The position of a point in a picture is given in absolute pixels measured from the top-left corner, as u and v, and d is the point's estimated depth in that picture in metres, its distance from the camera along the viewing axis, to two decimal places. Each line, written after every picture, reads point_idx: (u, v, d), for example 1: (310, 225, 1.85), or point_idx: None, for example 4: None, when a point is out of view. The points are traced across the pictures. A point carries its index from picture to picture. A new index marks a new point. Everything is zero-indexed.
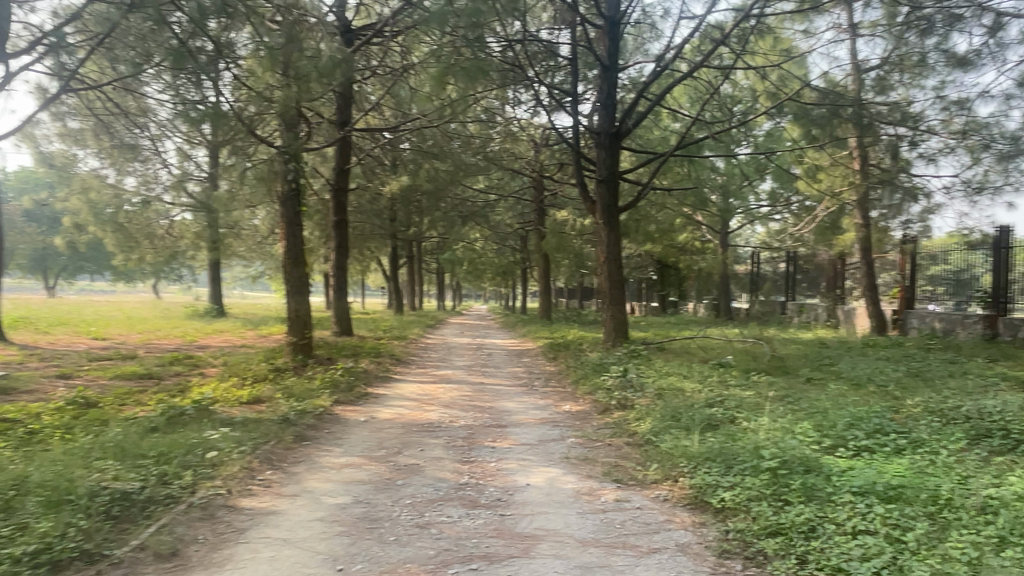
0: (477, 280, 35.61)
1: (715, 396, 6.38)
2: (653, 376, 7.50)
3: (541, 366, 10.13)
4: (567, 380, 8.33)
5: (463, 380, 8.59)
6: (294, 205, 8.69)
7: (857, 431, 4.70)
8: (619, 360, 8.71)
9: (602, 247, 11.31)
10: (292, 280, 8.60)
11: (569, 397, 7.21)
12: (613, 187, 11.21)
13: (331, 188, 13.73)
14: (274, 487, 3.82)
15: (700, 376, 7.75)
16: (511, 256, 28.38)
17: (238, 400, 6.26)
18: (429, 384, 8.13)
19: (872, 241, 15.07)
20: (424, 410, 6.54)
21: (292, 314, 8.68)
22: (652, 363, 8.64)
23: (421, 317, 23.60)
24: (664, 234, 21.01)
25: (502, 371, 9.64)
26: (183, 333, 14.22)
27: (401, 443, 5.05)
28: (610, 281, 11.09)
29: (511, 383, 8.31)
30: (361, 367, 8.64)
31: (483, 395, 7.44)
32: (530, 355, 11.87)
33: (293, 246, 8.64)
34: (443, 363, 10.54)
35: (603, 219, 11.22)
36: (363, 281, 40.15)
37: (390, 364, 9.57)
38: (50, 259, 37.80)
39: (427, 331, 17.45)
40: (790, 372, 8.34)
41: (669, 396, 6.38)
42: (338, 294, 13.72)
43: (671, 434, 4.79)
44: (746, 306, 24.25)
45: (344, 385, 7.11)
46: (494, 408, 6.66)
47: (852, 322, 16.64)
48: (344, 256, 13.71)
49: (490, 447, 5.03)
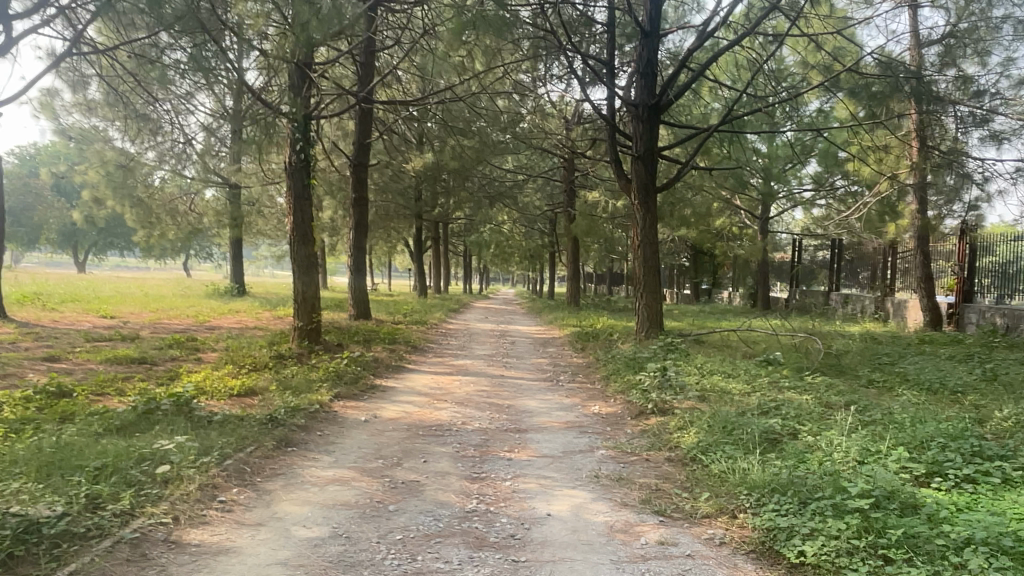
0: (505, 263, 34.86)
1: (768, 402, 5.55)
2: (694, 375, 6.68)
3: (568, 358, 9.34)
4: (596, 375, 7.55)
5: (482, 372, 7.85)
6: (302, 176, 7.90)
7: (952, 454, 3.84)
8: (654, 354, 7.90)
9: (637, 229, 10.40)
10: (299, 258, 7.85)
11: (599, 396, 6.42)
12: (651, 164, 10.27)
13: (350, 164, 12.99)
14: (236, 513, 3.11)
15: (746, 375, 6.91)
16: (539, 239, 27.54)
17: (226, 392, 5.57)
18: (445, 377, 7.39)
19: (928, 229, 13.97)
20: (435, 407, 5.80)
21: (299, 297, 7.93)
22: (692, 359, 7.81)
23: (445, 299, 22.90)
24: (701, 219, 20.03)
25: (526, 362, 8.87)
26: (196, 312, 13.70)
27: (402, 451, 4.31)
28: (644, 267, 10.20)
29: (535, 378, 7.54)
30: (371, 356, 7.92)
31: (503, 391, 6.69)
32: (557, 345, 11.07)
33: (301, 222, 7.86)
34: (462, 352, 9.80)
35: (639, 199, 10.30)
36: (389, 263, 39.64)
37: (405, 353, 8.86)
38: (80, 235, 37.87)
39: (449, 316, 16.72)
40: (848, 373, 7.44)
41: (714, 400, 5.55)
42: (356, 276, 13.04)
43: (724, 453, 3.98)
44: (784, 296, 23.19)
45: (348, 378, 6.40)
46: (514, 407, 5.90)
47: (903, 316, 15.55)
48: (363, 235, 13.00)
49: (506, 459, 4.26)
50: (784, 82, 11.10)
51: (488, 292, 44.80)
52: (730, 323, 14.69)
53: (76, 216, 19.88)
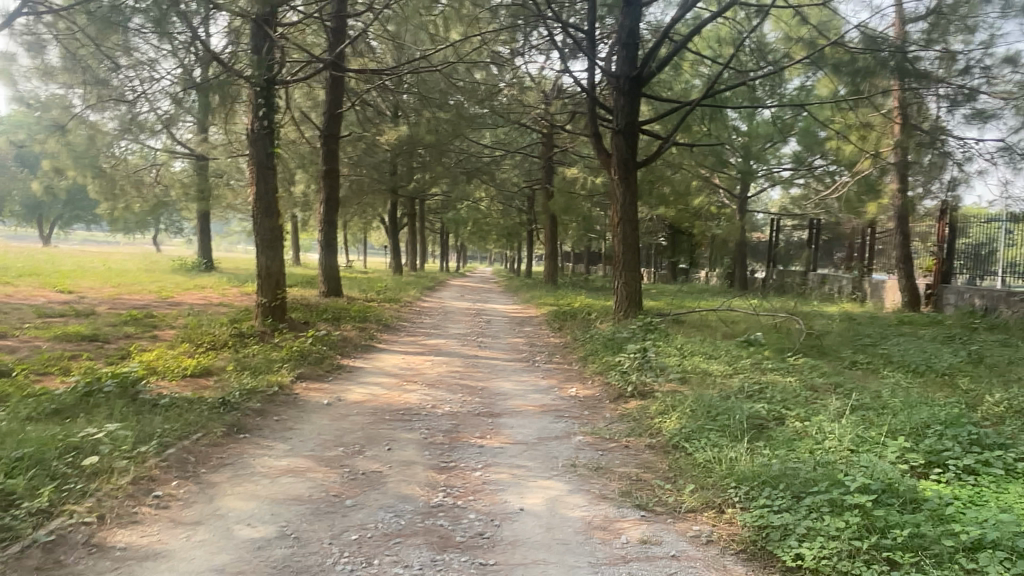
0: (482, 241, 34.47)
1: (752, 385, 5.32)
2: (674, 356, 6.45)
3: (545, 338, 9.07)
4: (573, 356, 7.28)
5: (455, 352, 7.56)
6: (266, 145, 7.47)
7: (948, 442, 3.62)
8: (632, 334, 7.65)
9: (616, 206, 10.08)
10: (262, 232, 7.45)
11: (576, 378, 6.15)
12: (632, 139, 9.93)
13: (320, 135, 12.48)
14: (173, 510, 2.80)
15: (728, 356, 6.69)
16: (516, 217, 27.19)
17: (179, 373, 5.21)
18: (416, 357, 7.08)
19: (908, 209, 13.85)
20: (403, 389, 5.49)
21: (262, 272, 7.53)
22: (672, 339, 7.57)
23: (420, 277, 22.49)
24: (680, 198, 19.81)
25: (500, 342, 8.57)
26: (160, 287, 13.25)
27: (365, 437, 4.00)
28: (624, 244, 9.92)
29: (510, 358, 7.26)
30: (338, 335, 7.58)
31: (476, 371, 6.41)
32: (534, 324, 10.78)
33: (264, 194, 7.43)
34: (436, 331, 9.48)
35: (619, 174, 9.96)
36: (365, 240, 39.02)
37: (375, 331, 8.52)
38: (44, 207, 36.75)
39: (424, 294, 16.34)
40: (831, 355, 7.25)
41: (697, 383, 5.30)
42: (327, 252, 12.61)
43: (710, 440, 3.73)
44: (761, 276, 23.13)
45: (313, 358, 6.06)
46: (487, 390, 5.62)
47: (881, 297, 15.48)
48: (333, 209, 12.56)
49: (477, 446, 3.98)
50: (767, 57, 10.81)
51: (464, 270, 44.40)
52: (709, 303, 14.49)
53: (35, 187, 19.11)
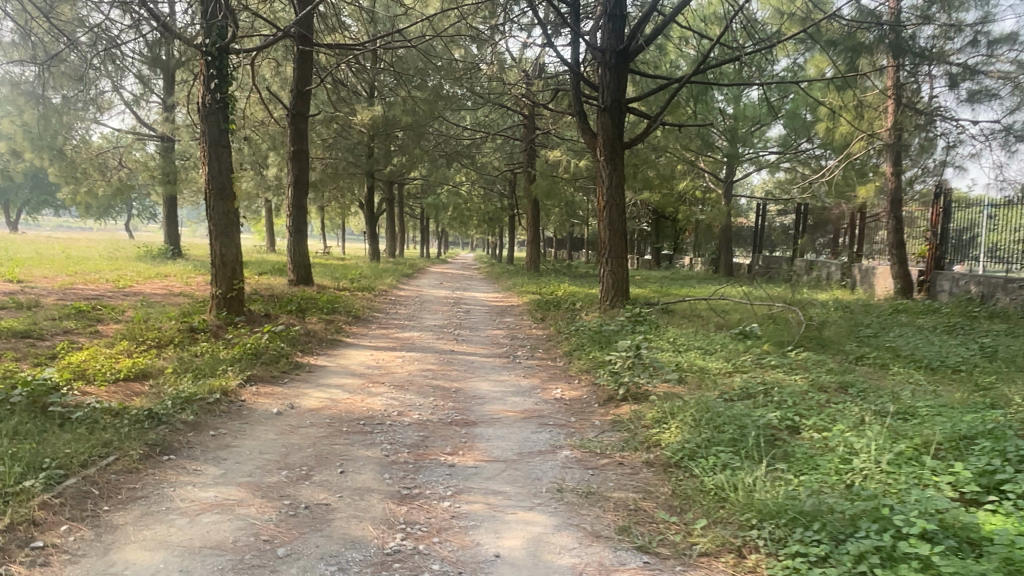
0: (463, 226, 33.82)
1: (755, 385, 4.79)
2: (668, 351, 5.91)
3: (527, 330, 8.49)
4: (557, 351, 6.72)
5: (428, 347, 6.96)
6: (219, 120, 6.78)
7: (995, 459, 3.07)
8: (620, 326, 7.09)
9: (602, 188, 9.45)
10: (216, 216, 6.78)
11: (561, 377, 5.59)
12: (618, 116, 9.26)
13: (288, 113, 11.73)
14: (51, 568, 2.21)
15: (725, 351, 6.16)
16: (498, 202, 26.54)
17: (110, 377, 4.57)
18: (385, 353, 6.47)
19: (901, 192, 13.40)
20: (368, 392, 4.90)
21: (217, 259, 6.88)
22: (663, 331, 7.02)
23: (398, 265, 21.78)
24: (666, 182, 19.29)
25: (479, 335, 7.98)
26: (119, 276, 12.50)
27: (315, 457, 3.41)
28: (610, 230, 9.33)
29: (489, 354, 6.69)
30: (301, 329, 6.95)
31: (451, 370, 5.83)
32: (514, 314, 10.20)
33: (217, 174, 6.77)
34: (410, 323, 8.86)
35: (605, 155, 9.31)
36: (343, 225, 38.19)
37: (344, 324, 7.92)
38: (12, 192, 35.57)
39: (401, 282, 15.67)
40: (833, 348, 6.73)
41: (696, 384, 4.77)
42: (296, 238, 11.93)
43: (721, 460, 3.17)
44: (746, 262, 22.69)
45: (268, 357, 5.44)
46: (462, 392, 5.04)
47: (871, 284, 15.05)
48: (303, 192, 11.85)
49: (447, 466, 3.40)
50: (758, 33, 10.27)
51: (445, 257, 43.63)
52: (697, 291, 13.99)
53: None
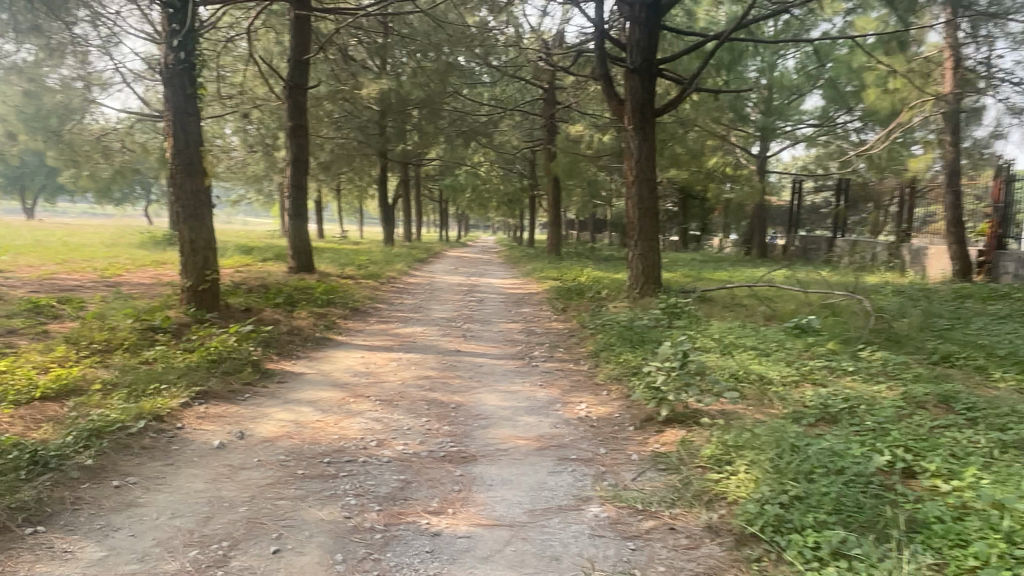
0: (482, 208, 32.72)
1: (838, 404, 3.76)
2: (717, 355, 4.87)
3: (545, 323, 7.47)
4: (581, 352, 5.70)
5: (431, 347, 5.99)
6: (185, 85, 5.80)
7: None
8: (655, 320, 6.04)
9: (630, 161, 8.34)
10: (183, 196, 5.83)
11: (587, 388, 4.58)
12: (649, 78, 8.11)
13: (285, 86, 10.74)
14: None
15: (784, 353, 5.11)
16: (517, 182, 25.41)
17: (17, 398, 3.61)
18: (378, 355, 5.51)
19: (961, 164, 12.03)
20: (347, 412, 3.94)
21: (186, 247, 5.93)
22: (706, 327, 5.96)
23: (412, 248, 20.82)
24: (696, 159, 18.08)
25: (490, 330, 6.99)
26: (109, 264, 11.63)
27: (242, 525, 2.44)
28: (640, 208, 8.24)
29: (501, 355, 5.69)
30: (284, 326, 6.01)
31: (454, 377, 4.85)
32: (532, 304, 9.19)
33: (183, 147, 5.79)
34: (415, 315, 7.87)
35: (634, 123, 8.19)
36: (360, 209, 37.29)
37: (339, 319, 6.96)
38: (27, 178, 35.14)
39: (412, 267, 14.73)
40: (912, 347, 5.63)
41: (759, 407, 3.74)
42: (296, 221, 10.97)
43: (825, 540, 2.17)
44: (780, 243, 21.41)
45: (229, 365, 4.48)
46: (463, 411, 4.04)
47: (923, 265, 13.77)
48: (303, 172, 10.91)
49: (427, 537, 2.42)
50: None
51: (463, 239, 42.46)
52: (733, 275, 12.83)
53: None
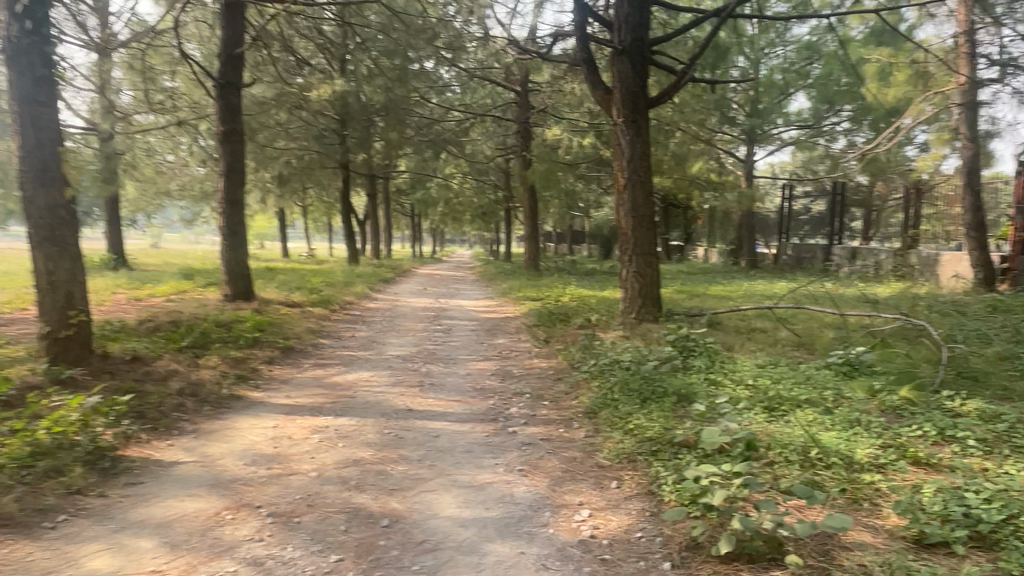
0: (457, 222, 31.22)
1: (994, 520, 2.34)
2: (766, 420, 3.46)
3: (525, 361, 6.03)
4: (573, 410, 4.26)
5: (374, 404, 4.51)
6: (35, 66, 4.32)
7: None
8: (667, 362, 4.63)
9: (620, 161, 6.94)
10: (35, 213, 4.33)
11: (589, 477, 3.14)
12: (641, 60, 6.73)
13: (215, 84, 9.20)
14: None
15: (852, 412, 3.74)
16: (491, 194, 24.01)
17: None
18: (299, 423, 4.03)
19: (980, 160, 10.83)
20: (213, 547, 2.47)
21: (41, 281, 4.41)
22: (733, 369, 4.59)
23: (379, 267, 19.30)
24: (681, 164, 16.83)
25: (455, 373, 5.53)
26: (16, 296, 9.95)
27: None
28: (633, 215, 6.84)
29: (465, 416, 4.23)
30: (176, 384, 4.50)
31: (395, 461, 3.38)
32: (509, 333, 7.72)
33: (33, 148, 4.30)
34: (364, 354, 6.37)
35: (624, 116, 6.80)
36: (330, 227, 35.62)
37: (263, 368, 5.44)
38: None
39: (375, 290, 13.21)
40: (1003, 390, 4.28)
41: (870, 540, 2.30)
42: (230, 240, 9.42)
43: None
44: (771, 252, 20.17)
45: (49, 463, 2.98)
46: (399, 535, 2.58)
47: (937, 273, 12.52)
48: (238, 184, 9.40)
49: None
50: None
51: (438, 256, 40.79)
52: (732, 291, 11.46)
53: None
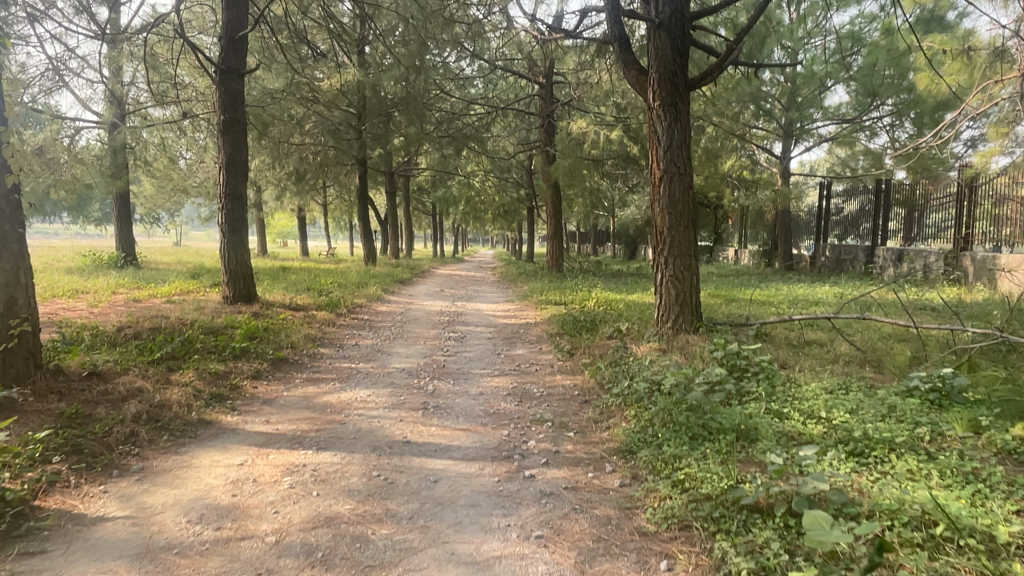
0: (479, 221, 30.55)
1: None
2: (858, 478, 2.68)
3: (547, 377, 5.27)
4: (606, 446, 3.49)
5: (367, 433, 3.77)
6: None
7: None
8: (719, 388, 3.85)
9: (655, 150, 6.16)
10: None
11: (630, 554, 2.36)
12: (681, 35, 5.95)
13: (215, 71, 8.56)
14: None
15: (964, 460, 2.93)
16: (514, 192, 23.25)
17: None
18: (271, 460, 3.30)
19: None
20: None
21: None
22: (800, 398, 3.81)
23: (397, 267, 18.63)
24: (713, 160, 15.93)
25: (466, 393, 4.78)
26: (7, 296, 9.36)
27: None
28: (670, 211, 6.06)
29: (472, 452, 3.48)
30: (135, 407, 3.80)
31: (379, 522, 2.63)
32: (529, 342, 6.96)
33: None
34: (366, 367, 5.65)
35: (661, 99, 6.02)
36: (350, 226, 35.13)
37: (245, 384, 4.74)
38: None
39: (389, 291, 12.49)
40: None
41: None
42: (231, 238, 8.78)
43: None
44: (807, 254, 19.17)
45: None
46: None
47: (995, 279, 11.50)
48: (240, 178, 8.75)
49: None
50: None
51: (459, 254, 40.15)
52: (772, 297, 10.58)
53: None
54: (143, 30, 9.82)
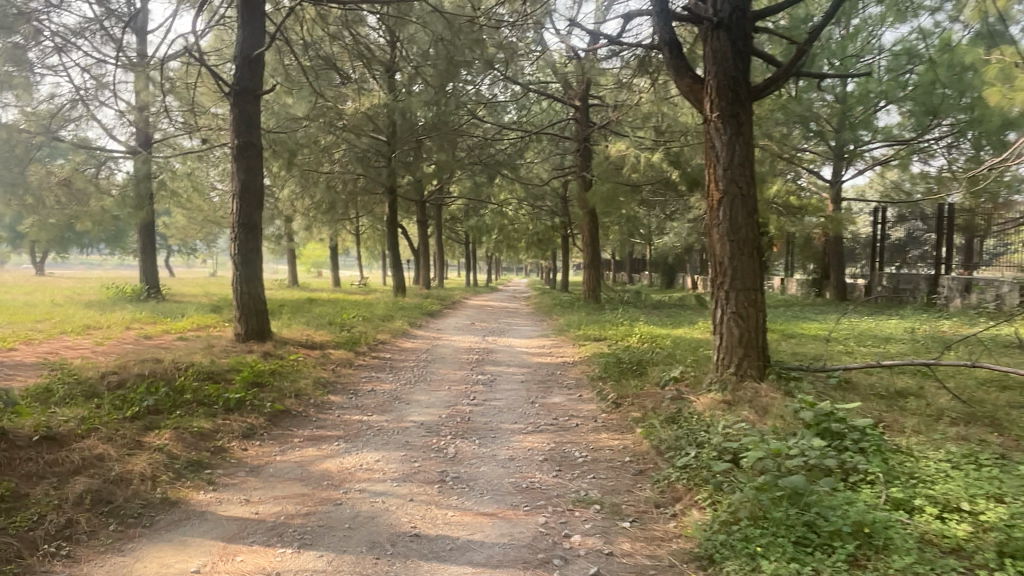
0: (514, 250, 29.83)
1: None
2: None
3: (590, 436, 4.43)
4: (676, 550, 2.62)
5: (367, 520, 2.97)
6: None
7: None
8: (819, 469, 2.98)
9: (713, 166, 5.34)
10: None
11: None
12: (741, 35, 5.19)
13: (229, 92, 8.01)
14: None
15: None
16: (549, 221, 22.51)
17: None
18: (234, 565, 2.52)
19: None
20: None
21: None
22: (928, 483, 2.91)
23: (427, 299, 17.94)
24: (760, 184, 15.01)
25: (494, 458, 3.96)
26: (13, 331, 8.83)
27: None
28: (732, 237, 5.22)
29: (499, 555, 2.65)
30: (83, 483, 3.07)
31: None
32: (568, 388, 6.12)
33: None
34: (379, 420, 4.87)
35: (719, 109, 5.23)
36: (385, 255, 34.73)
37: (232, 447, 4.00)
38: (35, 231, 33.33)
39: (415, 325, 11.74)
40: None
41: None
42: (244, 271, 8.18)
43: None
44: (862, 283, 18.01)
45: None
46: None
47: None
48: (255, 207, 8.16)
49: None
50: None
51: (493, 283, 39.37)
52: (834, 333, 9.56)
53: None
54: (175, 54, 9.37)
